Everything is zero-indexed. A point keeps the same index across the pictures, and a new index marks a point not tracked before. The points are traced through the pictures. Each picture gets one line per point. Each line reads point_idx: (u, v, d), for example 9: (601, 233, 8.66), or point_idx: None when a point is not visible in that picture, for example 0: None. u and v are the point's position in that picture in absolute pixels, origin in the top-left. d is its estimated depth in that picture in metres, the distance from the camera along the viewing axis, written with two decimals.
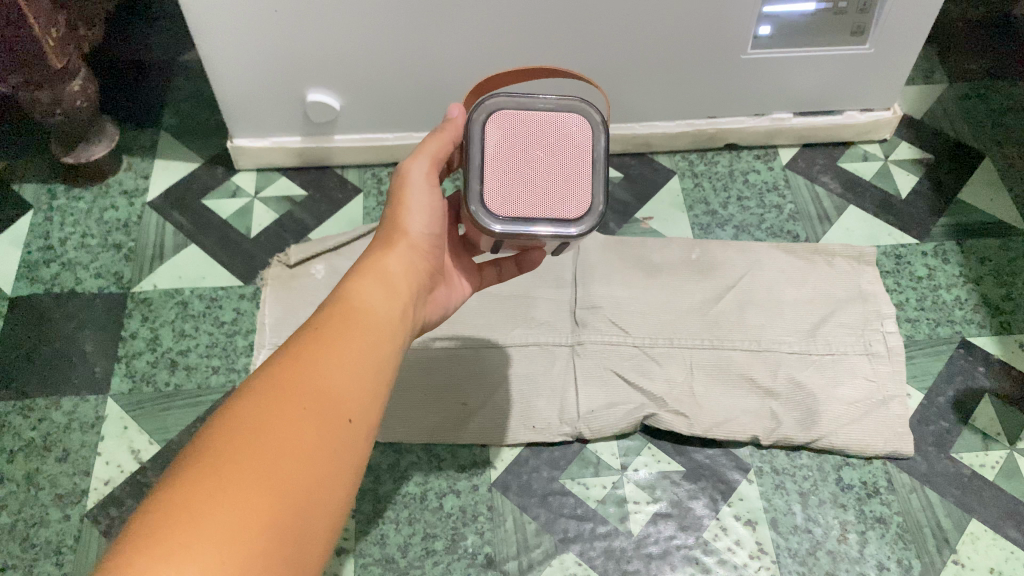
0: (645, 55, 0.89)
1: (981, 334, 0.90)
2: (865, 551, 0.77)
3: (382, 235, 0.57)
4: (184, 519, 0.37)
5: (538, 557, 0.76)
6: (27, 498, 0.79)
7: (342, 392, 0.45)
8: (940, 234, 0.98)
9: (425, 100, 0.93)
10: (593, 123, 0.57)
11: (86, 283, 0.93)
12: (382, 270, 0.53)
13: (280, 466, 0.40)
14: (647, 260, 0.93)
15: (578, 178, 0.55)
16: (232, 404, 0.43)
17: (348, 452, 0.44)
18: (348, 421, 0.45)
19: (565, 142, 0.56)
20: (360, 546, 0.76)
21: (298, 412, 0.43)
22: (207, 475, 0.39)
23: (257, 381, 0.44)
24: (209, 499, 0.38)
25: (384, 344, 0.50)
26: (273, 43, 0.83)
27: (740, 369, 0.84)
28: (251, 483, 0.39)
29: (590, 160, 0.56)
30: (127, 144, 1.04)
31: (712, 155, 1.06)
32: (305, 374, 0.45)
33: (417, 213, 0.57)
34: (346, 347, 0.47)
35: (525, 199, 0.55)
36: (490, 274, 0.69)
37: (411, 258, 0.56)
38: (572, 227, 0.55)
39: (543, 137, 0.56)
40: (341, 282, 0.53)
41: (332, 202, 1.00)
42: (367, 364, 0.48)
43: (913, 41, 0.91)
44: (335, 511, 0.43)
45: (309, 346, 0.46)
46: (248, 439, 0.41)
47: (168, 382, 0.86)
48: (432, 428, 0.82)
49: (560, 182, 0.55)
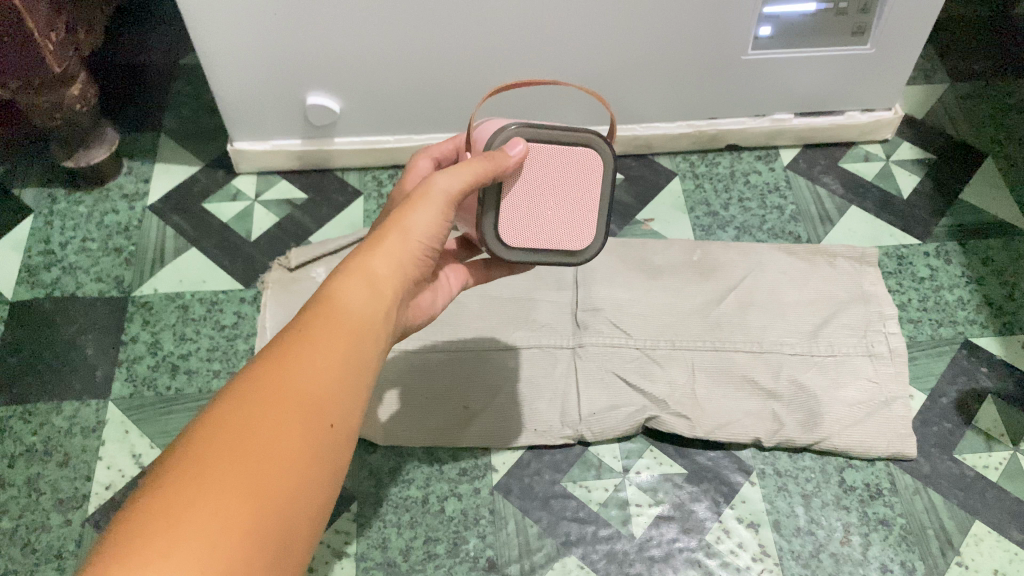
0: (645, 56, 0.89)
1: (984, 335, 0.90)
2: (869, 553, 0.77)
3: (376, 231, 0.54)
4: (165, 525, 0.37)
5: (540, 561, 0.76)
6: (28, 503, 0.78)
7: (324, 396, 0.45)
8: (942, 234, 0.97)
9: (425, 103, 0.93)
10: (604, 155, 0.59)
11: (87, 287, 0.92)
12: (371, 270, 0.51)
13: (260, 473, 0.40)
14: (648, 263, 0.93)
15: (583, 219, 0.59)
16: (213, 408, 0.42)
17: (329, 458, 0.44)
18: (330, 426, 0.45)
19: (577, 176, 0.58)
20: (361, 550, 0.76)
21: (280, 417, 0.42)
22: (187, 480, 0.39)
23: (239, 384, 0.43)
24: (189, 504, 0.38)
25: (369, 348, 0.49)
26: (272, 45, 0.83)
27: (743, 371, 0.84)
28: (232, 489, 0.39)
29: (598, 192, 0.60)
30: (127, 148, 1.04)
31: (713, 156, 1.06)
32: (288, 377, 0.44)
33: (419, 216, 0.53)
34: (331, 350, 0.47)
35: (537, 232, 0.58)
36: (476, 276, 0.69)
37: (404, 259, 0.53)
38: (576, 258, 0.60)
39: (562, 171, 0.58)
40: (327, 281, 0.51)
41: (332, 205, 1.00)
42: (351, 368, 0.47)
43: (913, 40, 0.90)
44: (314, 517, 0.43)
45: (293, 348, 0.46)
46: (228, 444, 0.40)
47: (169, 386, 0.85)
48: (433, 432, 0.82)
49: (567, 218, 0.59)
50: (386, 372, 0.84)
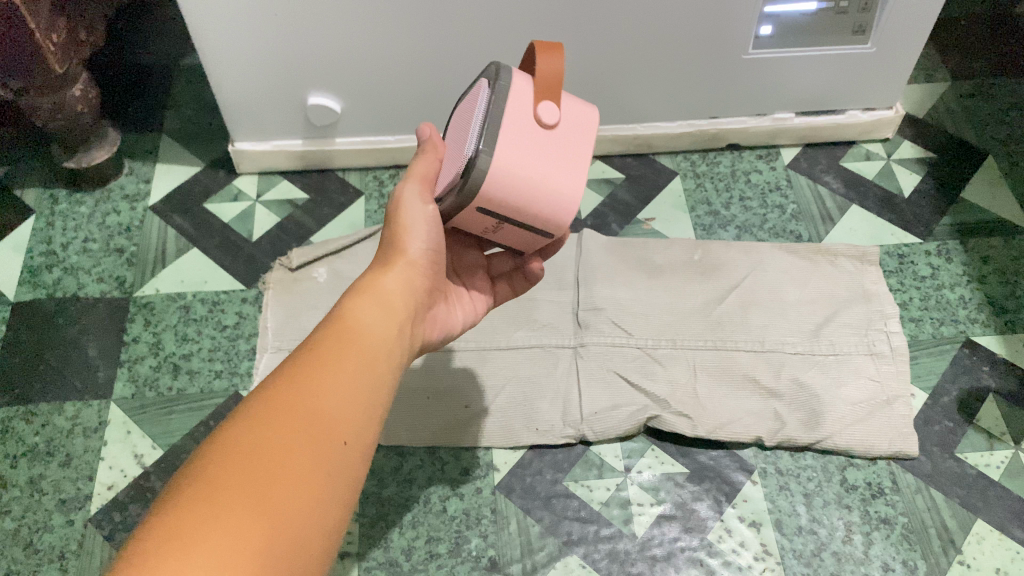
0: (646, 55, 0.89)
1: (986, 334, 0.90)
2: (871, 552, 0.77)
3: (382, 256, 0.57)
4: (177, 545, 0.37)
5: (543, 560, 0.76)
6: (31, 504, 0.79)
7: (336, 414, 0.45)
8: (944, 234, 0.97)
9: (427, 104, 0.93)
10: (488, 76, 0.54)
11: (89, 288, 0.93)
12: (379, 289, 0.53)
13: (271, 493, 0.40)
14: (649, 262, 0.93)
15: (464, 152, 0.54)
16: (226, 427, 0.43)
17: (342, 477, 0.44)
18: (344, 443, 0.45)
19: (469, 113, 0.56)
20: (364, 550, 0.76)
21: (292, 435, 0.43)
22: (199, 502, 0.39)
23: (251, 404, 0.44)
24: (201, 524, 0.38)
25: (379, 364, 0.50)
26: (274, 47, 0.83)
27: (745, 370, 0.84)
28: (244, 509, 0.39)
29: (481, 109, 0.53)
30: (129, 148, 1.04)
31: (715, 156, 1.06)
32: (298, 396, 0.45)
33: (413, 228, 0.56)
34: (344, 368, 0.47)
35: (443, 174, 0.58)
36: (505, 290, 0.70)
37: (408, 275, 0.56)
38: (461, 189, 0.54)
39: (465, 118, 0.57)
40: (340, 302, 0.53)
41: (334, 205, 1.00)
42: (364, 385, 0.48)
43: (913, 41, 0.90)
44: (328, 536, 0.43)
45: (304, 366, 0.46)
46: (240, 464, 0.41)
47: (171, 386, 0.86)
48: (435, 431, 0.82)
49: (458, 157, 0.55)
50: None
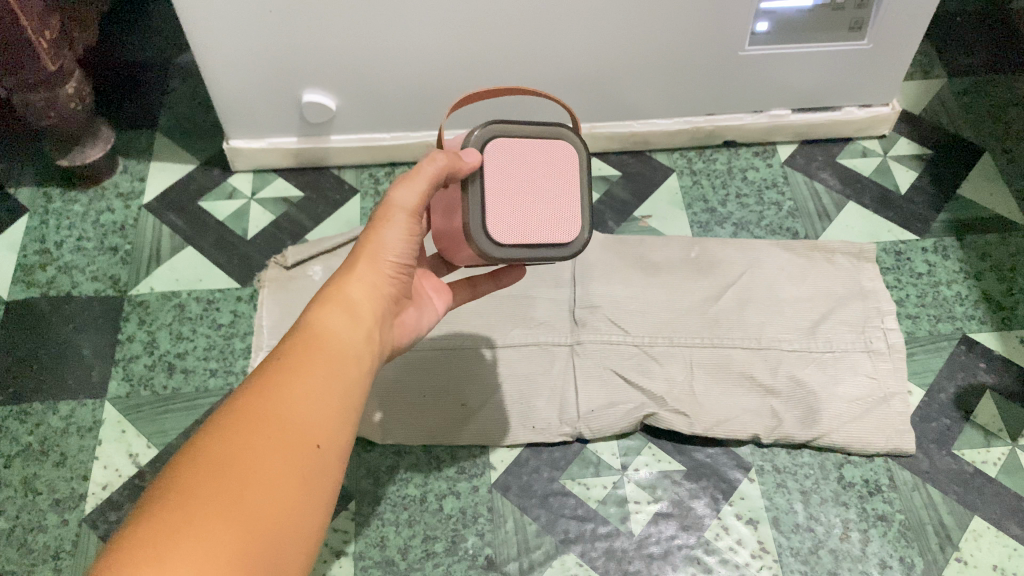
0: (642, 52, 0.89)
1: (982, 330, 0.89)
2: (868, 549, 0.77)
3: (349, 259, 0.56)
4: (152, 553, 0.38)
5: (539, 558, 0.76)
6: (26, 504, 0.78)
7: (307, 418, 0.46)
8: (940, 230, 0.97)
9: (423, 103, 0.93)
10: (574, 142, 0.57)
11: (83, 287, 0.92)
12: (347, 297, 0.53)
13: (243, 500, 0.42)
14: (646, 259, 0.93)
15: (568, 210, 0.56)
16: (198, 438, 0.44)
17: (317, 480, 0.45)
18: (317, 446, 0.46)
19: (554, 165, 0.56)
20: (360, 549, 0.76)
21: (264, 441, 0.44)
22: (170, 510, 0.40)
23: (221, 415, 0.45)
24: (174, 532, 0.39)
25: (351, 370, 0.50)
26: (269, 44, 0.83)
27: (741, 368, 0.84)
28: (219, 517, 0.40)
29: (578, 178, 0.57)
30: (124, 146, 1.04)
31: (712, 154, 1.05)
32: (270, 403, 0.46)
33: (389, 239, 0.55)
34: (314, 374, 0.48)
35: (522, 225, 0.55)
36: (463, 292, 0.68)
37: (378, 284, 0.55)
38: (573, 247, 0.56)
39: (538, 164, 0.55)
40: (306, 309, 0.52)
41: (329, 203, 1.00)
42: (335, 390, 0.49)
43: (911, 36, 0.90)
44: (307, 538, 0.44)
45: (276, 375, 0.47)
46: (213, 471, 0.42)
47: (166, 385, 0.85)
48: (431, 429, 0.81)
49: (552, 210, 0.55)
50: (383, 370, 0.83)
